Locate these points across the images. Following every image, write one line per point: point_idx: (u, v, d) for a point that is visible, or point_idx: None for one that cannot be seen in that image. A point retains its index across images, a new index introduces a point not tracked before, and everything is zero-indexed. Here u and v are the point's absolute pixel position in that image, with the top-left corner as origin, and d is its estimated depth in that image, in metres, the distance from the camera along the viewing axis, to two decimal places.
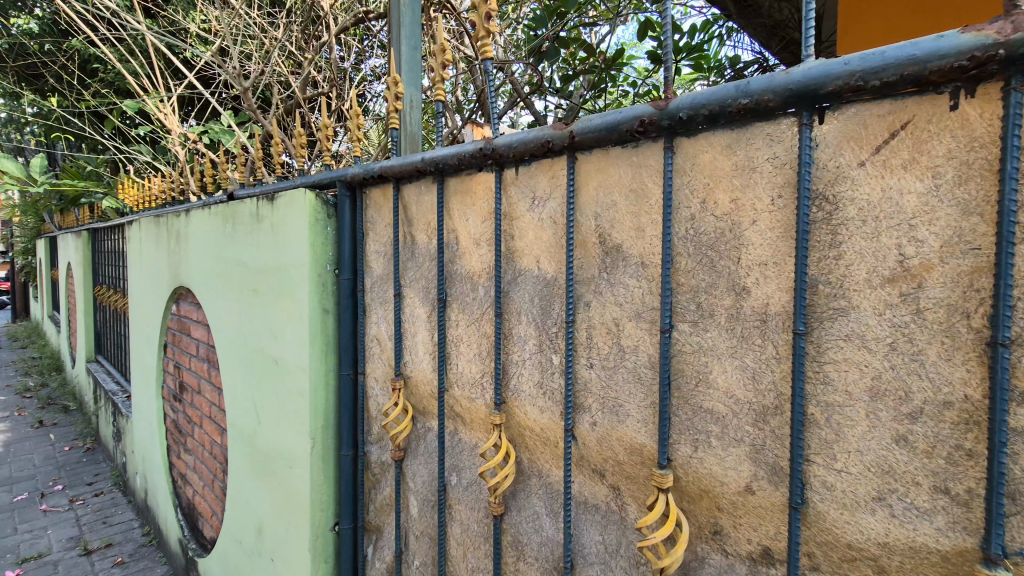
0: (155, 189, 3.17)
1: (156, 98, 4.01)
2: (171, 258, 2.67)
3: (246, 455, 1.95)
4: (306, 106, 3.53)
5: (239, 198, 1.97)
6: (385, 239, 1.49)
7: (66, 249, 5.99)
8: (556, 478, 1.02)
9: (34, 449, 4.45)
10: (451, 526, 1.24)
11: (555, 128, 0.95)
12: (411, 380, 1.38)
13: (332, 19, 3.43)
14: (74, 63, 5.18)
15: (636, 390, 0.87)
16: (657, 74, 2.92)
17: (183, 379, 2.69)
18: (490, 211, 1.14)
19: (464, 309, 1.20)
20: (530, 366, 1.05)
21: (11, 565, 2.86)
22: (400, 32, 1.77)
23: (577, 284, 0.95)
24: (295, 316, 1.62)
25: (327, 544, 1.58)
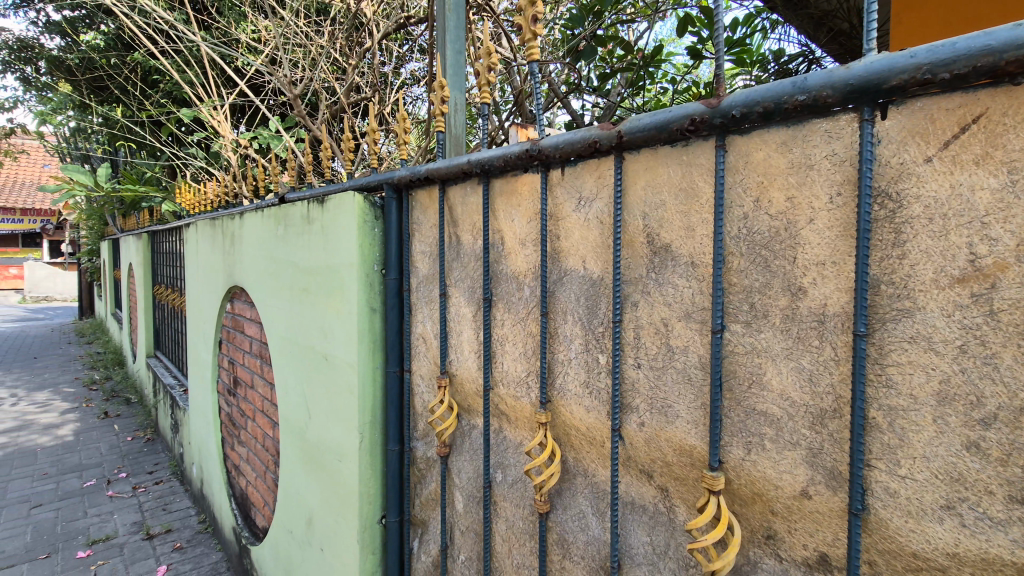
0: (210, 193, 3.32)
1: (210, 106, 4.20)
2: (226, 259, 2.80)
3: (297, 448, 2.03)
4: (350, 110, 3.63)
5: (290, 201, 2.05)
6: (430, 240, 1.52)
7: (128, 250, 6.36)
8: (602, 478, 1.02)
9: (101, 439, 4.74)
10: (496, 522, 1.26)
11: (602, 128, 0.95)
12: (457, 378, 1.40)
13: (374, 25, 3.51)
14: (136, 75, 5.48)
15: (686, 390, 0.86)
16: (697, 69, 2.86)
17: (237, 374, 2.81)
18: (535, 211, 1.15)
19: (510, 308, 1.22)
20: (576, 365, 1.05)
21: (82, 546, 3.06)
22: (444, 37, 1.81)
23: (624, 284, 0.95)
24: (344, 314, 1.67)
25: (375, 536, 1.63)
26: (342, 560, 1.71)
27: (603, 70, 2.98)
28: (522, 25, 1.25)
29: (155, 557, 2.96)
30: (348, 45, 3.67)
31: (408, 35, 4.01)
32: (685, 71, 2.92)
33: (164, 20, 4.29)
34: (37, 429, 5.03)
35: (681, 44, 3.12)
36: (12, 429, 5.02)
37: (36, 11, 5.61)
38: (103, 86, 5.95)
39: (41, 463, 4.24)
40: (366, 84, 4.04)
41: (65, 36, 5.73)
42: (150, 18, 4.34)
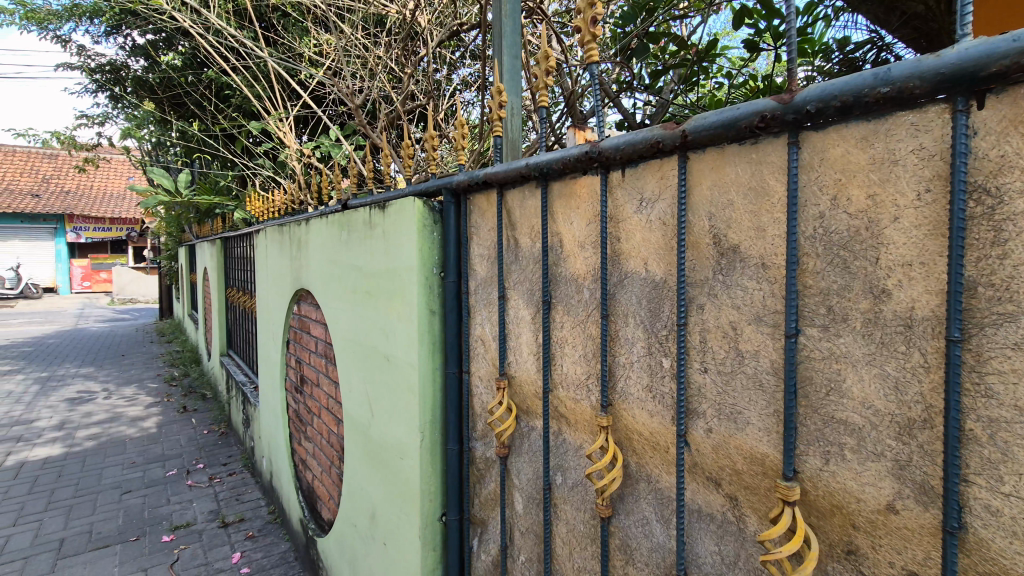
0: (278, 201, 3.49)
1: (277, 118, 4.41)
2: (294, 263, 2.94)
3: (360, 445, 2.11)
4: (406, 117, 3.72)
5: (353, 207, 2.13)
6: (489, 244, 1.54)
7: (203, 255, 6.78)
8: (666, 484, 1.00)
9: (181, 431, 5.10)
10: (557, 525, 1.26)
11: (665, 128, 0.94)
12: (516, 380, 1.41)
13: (429, 34, 3.59)
14: (211, 91, 5.85)
15: (757, 397, 0.83)
16: (755, 62, 2.74)
17: (303, 372, 2.95)
18: (594, 213, 1.15)
19: (570, 311, 1.21)
20: (639, 368, 1.04)
21: (166, 531, 3.30)
22: (501, 43, 1.83)
23: (689, 286, 0.93)
24: (405, 316, 1.73)
25: (435, 533, 1.67)
26: (405, 555, 1.76)
27: (655, 67, 2.91)
28: (581, 27, 1.25)
29: (230, 544, 3.15)
30: (404, 55, 3.77)
31: (461, 43, 4.08)
32: (743, 65, 2.80)
33: (235, 38, 4.56)
34: (126, 421, 5.46)
35: (737, 37, 3.01)
36: (104, 420, 5.48)
37: (124, 36, 6.11)
38: (181, 103, 6.40)
39: (130, 452, 4.61)
40: (420, 92, 4.13)
41: (149, 57, 6.20)
42: (223, 37, 4.62)
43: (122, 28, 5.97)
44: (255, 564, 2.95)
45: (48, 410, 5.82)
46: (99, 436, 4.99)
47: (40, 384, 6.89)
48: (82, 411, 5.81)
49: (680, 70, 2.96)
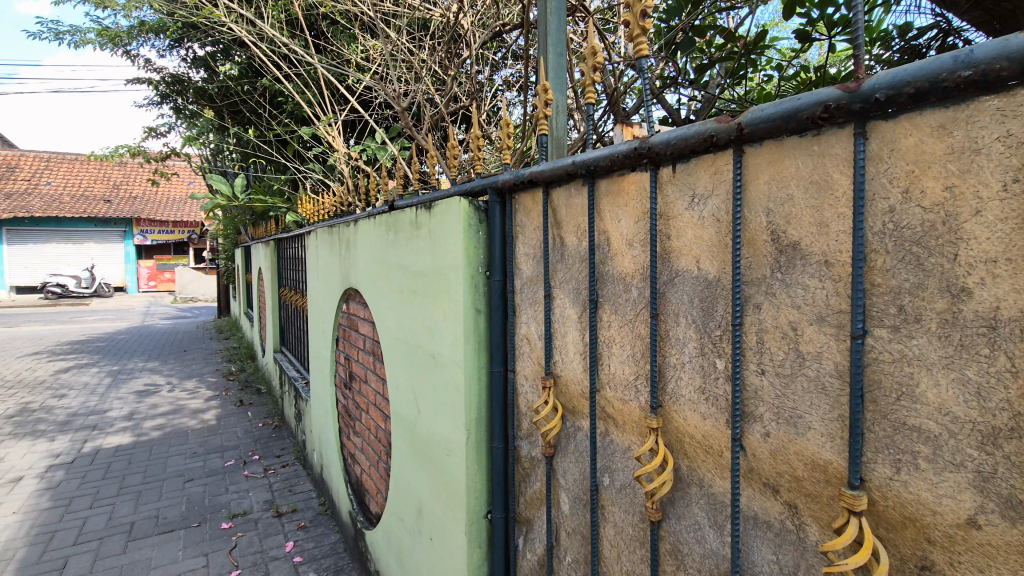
0: (328, 203, 3.60)
1: (326, 123, 4.55)
2: (342, 263, 3.02)
3: (407, 442, 2.15)
4: (449, 119, 3.75)
5: (400, 207, 2.17)
6: (534, 242, 1.53)
7: (258, 256, 7.07)
8: (719, 489, 0.97)
9: (238, 424, 5.35)
10: (604, 527, 1.24)
11: (719, 121, 0.91)
12: (562, 379, 1.40)
13: (472, 36, 3.62)
14: (264, 98, 6.10)
15: (819, 400, 0.79)
16: (807, 52, 2.61)
17: (352, 369, 3.03)
18: (643, 211, 1.12)
19: (617, 310, 1.19)
20: (690, 369, 1.01)
21: (225, 518, 3.47)
22: (546, 41, 1.82)
23: (745, 285, 0.89)
24: (451, 315, 1.75)
25: (481, 530, 1.68)
26: (451, 551, 1.78)
27: (700, 61, 2.84)
28: (630, 21, 1.23)
29: (283, 533, 3.28)
30: (447, 58, 3.81)
31: (503, 43, 4.09)
32: (794, 55, 2.69)
33: (286, 46, 4.74)
34: (188, 413, 5.78)
35: (788, 28, 2.89)
36: (169, 411, 5.82)
37: (186, 49, 6.46)
38: (238, 111, 6.71)
39: (192, 443, 4.87)
40: (463, 94, 4.17)
41: (208, 68, 6.54)
42: (275, 46, 4.81)
43: (184, 42, 6.31)
44: (307, 553, 3.06)
45: (119, 401, 6.23)
46: (164, 427, 5.30)
47: (113, 376, 7.38)
48: (149, 402, 6.18)
49: (726, 64, 2.87)
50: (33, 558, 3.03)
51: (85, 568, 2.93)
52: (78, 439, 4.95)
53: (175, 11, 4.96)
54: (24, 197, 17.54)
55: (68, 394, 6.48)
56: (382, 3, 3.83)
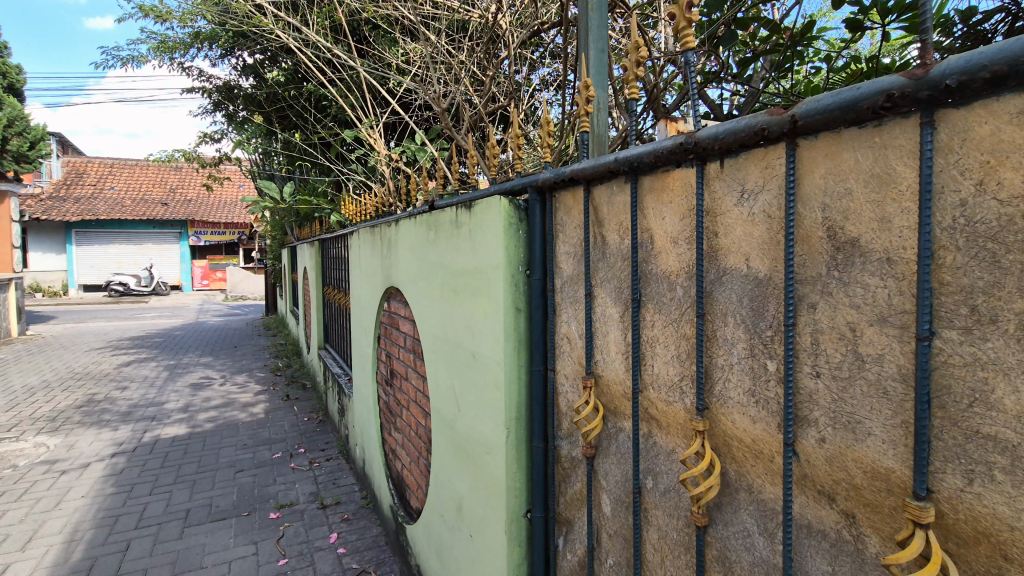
0: (369, 204, 3.67)
1: (368, 125, 4.65)
2: (384, 262, 3.09)
3: (448, 439, 2.17)
4: (487, 119, 3.75)
5: (440, 207, 2.20)
6: (575, 241, 1.51)
7: (303, 256, 7.30)
8: (770, 495, 0.93)
9: (284, 418, 5.54)
10: (647, 530, 1.22)
11: (771, 113, 0.87)
12: (603, 380, 1.38)
13: (511, 36, 3.61)
14: (309, 102, 6.28)
15: (881, 405, 0.75)
16: (858, 41, 2.48)
17: (393, 366, 3.09)
18: (688, 208, 1.09)
19: (661, 309, 1.17)
20: (739, 371, 0.98)
21: (273, 508, 3.60)
22: (587, 37, 1.80)
23: (799, 284, 0.86)
24: (491, 313, 1.76)
25: (521, 529, 1.69)
26: (491, 549, 1.79)
27: (744, 54, 2.75)
28: (676, 13, 1.20)
29: (328, 525, 3.37)
30: (485, 58, 3.83)
31: (541, 42, 4.06)
32: (844, 46, 2.56)
33: (330, 51, 4.86)
34: (239, 406, 6.03)
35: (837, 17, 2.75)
36: (221, 404, 6.08)
37: (236, 57, 6.74)
38: (285, 116, 6.95)
39: (242, 435, 5.08)
40: (502, 94, 4.17)
41: (257, 75, 6.80)
42: (320, 51, 4.94)
43: (235, 50, 6.58)
44: (350, 545, 3.15)
45: (176, 394, 6.56)
46: (217, 419, 5.55)
47: (170, 370, 7.78)
48: (203, 395, 6.49)
49: (771, 56, 2.77)
50: (99, 540, 3.23)
51: (145, 551, 3.10)
52: (139, 428, 5.24)
53: (227, 21, 5.18)
54: (91, 201, 18.71)
55: (130, 386, 6.88)
56: (422, 6, 3.89)
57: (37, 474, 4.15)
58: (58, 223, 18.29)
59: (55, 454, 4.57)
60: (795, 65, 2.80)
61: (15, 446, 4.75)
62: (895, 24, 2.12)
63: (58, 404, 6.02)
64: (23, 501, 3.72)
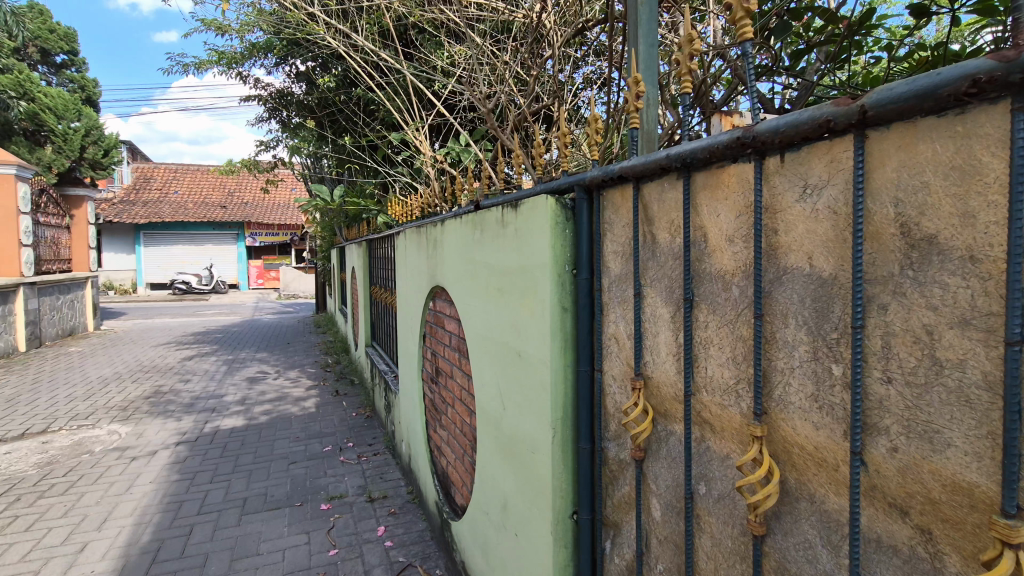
0: (416, 205, 3.72)
1: (414, 127, 4.72)
2: (430, 262, 3.13)
3: (493, 437, 2.18)
4: (532, 119, 3.74)
5: (486, 207, 2.21)
6: (623, 240, 1.48)
7: (351, 256, 7.49)
8: (834, 506, 0.89)
9: (334, 413, 5.72)
10: (700, 537, 1.19)
11: (838, 105, 0.83)
12: (653, 381, 1.35)
13: (555, 35, 3.58)
14: (358, 107, 6.45)
15: (962, 414, 0.70)
16: (924, 28, 2.33)
17: (439, 364, 3.13)
18: (745, 205, 1.06)
19: (715, 310, 1.13)
20: (801, 375, 0.94)
21: (324, 500, 3.72)
22: (637, 33, 1.77)
23: (868, 284, 0.81)
24: (537, 313, 1.75)
25: (567, 530, 1.67)
26: (537, 550, 1.78)
27: (797, 46, 2.62)
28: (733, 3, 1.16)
29: (376, 518, 3.46)
30: (530, 58, 3.82)
31: (585, 40, 4.00)
32: (907, 34, 2.41)
33: (378, 56, 4.96)
34: (291, 400, 6.27)
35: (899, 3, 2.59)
36: (275, 398, 6.34)
37: (290, 65, 7.02)
38: (336, 120, 7.16)
39: (294, 428, 5.27)
40: (545, 93, 4.15)
41: (310, 82, 7.04)
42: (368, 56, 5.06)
43: (289, 59, 6.85)
44: (397, 538, 3.21)
45: (234, 387, 6.89)
46: (271, 412, 5.79)
47: (228, 365, 8.17)
48: (258, 389, 6.79)
49: (827, 48, 2.63)
50: (166, 523, 3.43)
51: (207, 536, 3.27)
52: (201, 420, 5.53)
53: (282, 30, 5.39)
54: (158, 205, 19.91)
55: (192, 379, 7.27)
56: (467, 8, 3.92)
57: (110, 460, 4.45)
58: (129, 226, 19.56)
59: (126, 442, 4.88)
60: (853, 56, 2.65)
61: (91, 433, 5.11)
62: (966, 8, 1.97)
63: (128, 395, 6.45)
64: (99, 484, 3.99)
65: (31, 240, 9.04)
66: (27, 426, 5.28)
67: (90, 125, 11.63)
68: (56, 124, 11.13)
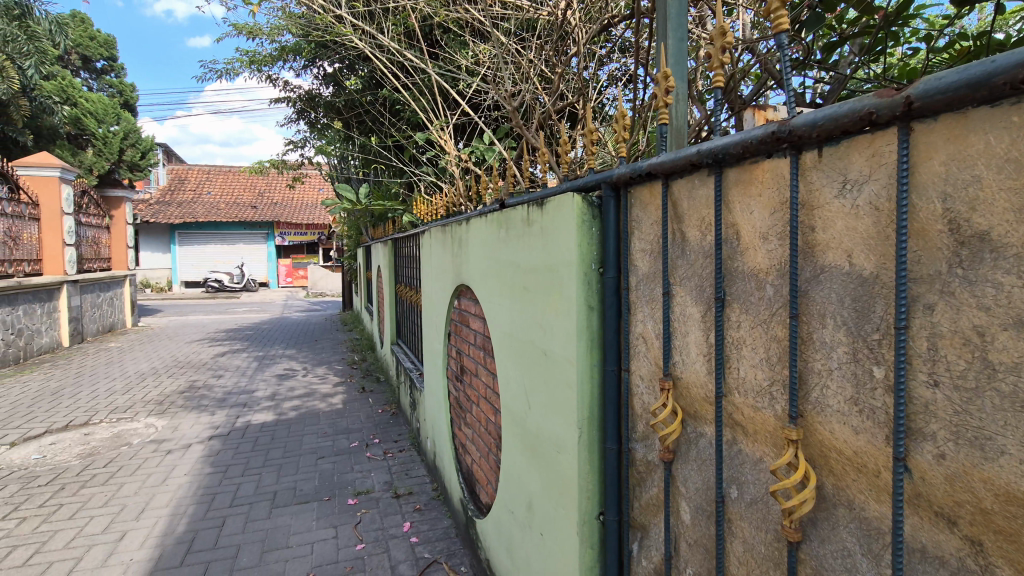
0: (441, 204, 3.74)
1: (439, 126, 4.74)
2: (455, 260, 3.14)
3: (518, 436, 2.18)
4: (556, 117, 3.71)
5: (511, 205, 2.21)
6: (652, 238, 1.46)
7: (377, 255, 7.59)
8: (874, 514, 0.85)
9: (360, 409, 5.81)
10: (731, 542, 1.16)
11: (881, 96, 0.79)
12: (682, 382, 1.33)
13: (581, 32, 3.54)
14: (383, 108, 6.52)
15: (1017, 420, 0.67)
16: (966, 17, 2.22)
17: (464, 362, 3.14)
18: (780, 201, 1.02)
19: (748, 310, 1.10)
20: (840, 377, 0.90)
21: (351, 495, 3.78)
22: (666, 27, 1.74)
23: (913, 283, 0.78)
24: (563, 312, 1.74)
25: (593, 530, 1.66)
26: (562, 550, 1.77)
27: (830, 38, 2.53)
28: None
29: (401, 514, 3.49)
30: (555, 56, 3.79)
31: (610, 36, 3.95)
32: (948, 24, 2.30)
33: (403, 56, 4.99)
34: (319, 396, 6.39)
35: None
36: (304, 394, 6.47)
37: (318, 67, 7.14)
38: (363, 120, 7.26)
39: (322, 424, 5.37)
40: (570, 91, 4.12)
41: (337, 83, 7.15)
42: (395, 57, 5.10)
43: (317, 61, 6.97)
44: (422, 535, 3.24)
45: (264, 383, 7.06)
46: (300, 408, 5.92)
47: (259, 361, 8.38)
48: (287, 385, 6.94)
49: (861, 40, 2.54)
50: (200, 514, 3.53)
51: (239, 528, 3.35)
52: (233, 414, 5.68)
53: (310, 33, 5.48)
54: (192, 205, 20.54)
55: (225, 374, 7.48)
56: (492, 7, 3.92)
57: (148, 452, 4.61)
58: (165, 226, 20.24)
59: (163, 434, 5.05)
60: (889, 47, 2.55)
61: (130, 425, 5.30)
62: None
63: (165, 389, 6.67)
64: (137, 475, 4.14)
65: (73, 239, 9.43)
66: (70, 418, 5.51)
67: (128, 129, 12.51)
68: (96, 128, 11.90)
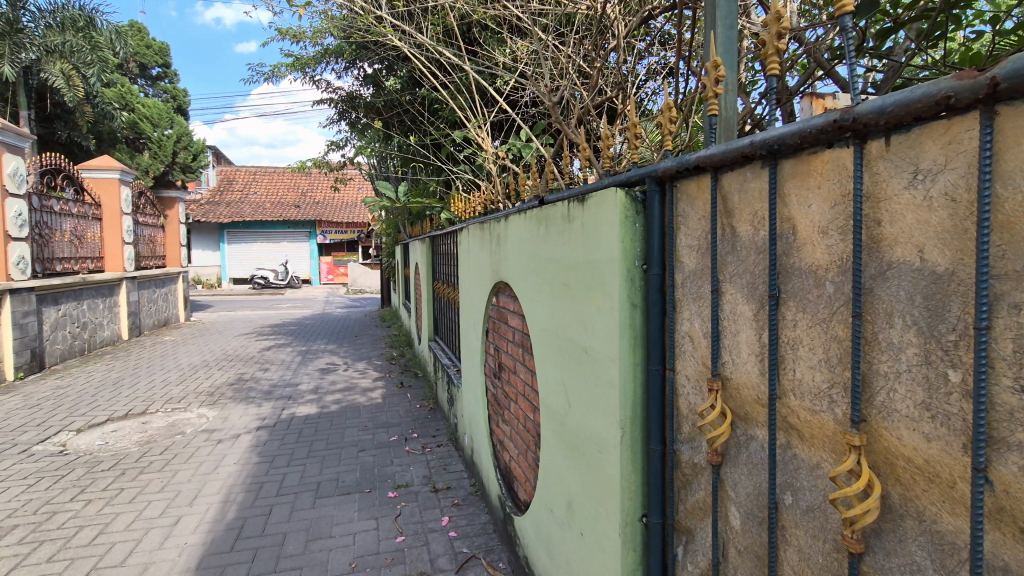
0: (478, 202, 3.75)
1: (476, 124, 4.75)
2: (493, 257, 3.14)
3: (558, 434, 2.16)
4: (594, 112, 3.64)
5: (551, 202, 2.18)
6: (699, 234, 1.41)
7: (415, 253, 7.68)
8: (948, 527, 0.80)
9: (399, 404, 5.90)
10: (785, 550, 1.11)
11: (961, 77, 0.74)
12: (732, 383, 1.28)
13: (620, 25, 3.46)
14: (422, 106, 6.58)
15: None
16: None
17: (502, 360, 3.14)
18: (842, 193, 0.97)
19: (805, 307, 1.05)
20: (908, 380, 0.85)
21: (391, 488, 3.85)
22: (714, 15, 1.67)
23: (996, 280, 0.72)
24: (605, 310, 1.70)
25: (636, 533, 1.62)
26: (604, 550, 1.75)
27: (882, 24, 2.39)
28: None
29: (439, 508, 3.53)
30: (593, 50, 3.73)
31: (649, 28, 3.86)
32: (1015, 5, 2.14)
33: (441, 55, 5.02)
34: (359, 391, 6.54)
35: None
36: (345, 388, 6.64)
37: (358, 69, 7.28)
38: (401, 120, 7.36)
39: (363, 417, 5.49)
40: (608, 86, 4.05)
41: (376, 84, 7.27)
42: (433, 56, 5.13)
43: (357, 62, 7.11)
44: (460, 530, 3.27)
45: (307, 377, 7.27)
46: (341, 401, 6.07)
47: (302, 355, 8.64)
48: (329, 379, 7.13)
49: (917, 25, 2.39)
50: (248, 502, 3.67)
51: (285, 516, 3.46)
52: (279, 406, 5.88)
53: (351, 35, 5.58)
54: (240, 205, 21.37)
55: (271, 368, 7.75)
56: (529, 4, 3.89)
57: (200, 441, 4.82)
58: (215, 225, 21.14)
59: (213, 424, 5.27)
60: (949, 31, 2.39)
61: (183, 415, 5.56)
62: None
63: (215, 381, 6.96)
64: (190, 463, 4.33)
65: (131, 238, 9.94)
66: (129, 407, 5.81)
67: (181, 132, 13.20)
68: (152, 132, 12.55)
